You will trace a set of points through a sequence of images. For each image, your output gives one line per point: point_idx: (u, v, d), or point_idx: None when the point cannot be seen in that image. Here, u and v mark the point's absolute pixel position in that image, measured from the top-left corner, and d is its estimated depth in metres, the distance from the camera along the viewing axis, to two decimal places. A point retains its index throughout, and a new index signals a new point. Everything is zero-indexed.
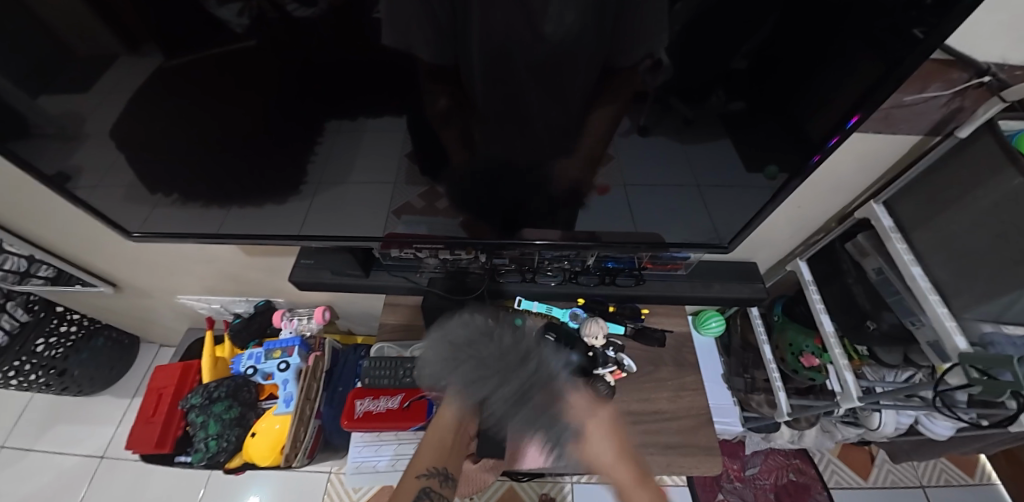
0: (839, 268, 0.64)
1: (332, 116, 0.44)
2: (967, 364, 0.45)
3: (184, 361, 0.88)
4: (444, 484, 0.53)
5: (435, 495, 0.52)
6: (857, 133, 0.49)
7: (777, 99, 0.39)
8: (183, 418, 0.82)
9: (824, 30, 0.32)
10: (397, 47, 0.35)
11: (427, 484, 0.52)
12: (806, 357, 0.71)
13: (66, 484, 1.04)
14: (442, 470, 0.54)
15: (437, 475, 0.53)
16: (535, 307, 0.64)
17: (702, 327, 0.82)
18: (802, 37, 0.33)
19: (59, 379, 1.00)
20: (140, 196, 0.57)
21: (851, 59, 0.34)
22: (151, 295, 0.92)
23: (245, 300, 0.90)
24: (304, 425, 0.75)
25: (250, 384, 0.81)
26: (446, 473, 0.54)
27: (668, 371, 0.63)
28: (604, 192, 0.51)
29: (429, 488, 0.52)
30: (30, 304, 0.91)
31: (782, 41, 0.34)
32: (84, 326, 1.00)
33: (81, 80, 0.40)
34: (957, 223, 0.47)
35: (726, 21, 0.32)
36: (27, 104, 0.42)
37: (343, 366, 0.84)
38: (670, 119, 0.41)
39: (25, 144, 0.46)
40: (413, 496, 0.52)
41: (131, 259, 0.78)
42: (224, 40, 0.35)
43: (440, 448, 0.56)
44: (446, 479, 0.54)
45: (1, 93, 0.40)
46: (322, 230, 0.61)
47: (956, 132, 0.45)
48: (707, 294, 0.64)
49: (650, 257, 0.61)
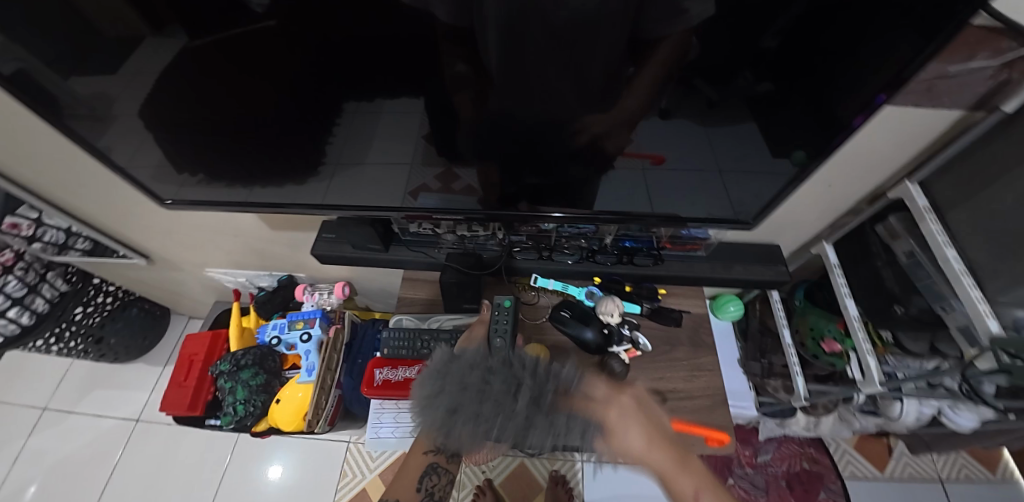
0: (869, 251, 0.62)
1: (351, 97, 0.44)
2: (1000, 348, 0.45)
3: (212, 330, 0.92)
4: (448, 461, 0.57)
5: (441, 470, 0.56)
6: (892, 107, 0.45)
7: (808, 81, 0.37)
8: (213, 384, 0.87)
9: (861, 8, 0.30)
10: (410, 22, 0.34)
11: (430, 463, 0.56)
12: (827, 342, 0.70)
13: (105, 444, 1.11)
14: None
15: (439, 454, 0.57)
16: (552, 285, 0.64)
17: (719, 311, 0.80)
18: (838, 16, 0.31)
19: (96, 346, 1.06)
20: (168, 175, 0.59)
21: (890, 47, 0.33)
22: (178, 268, 0.96)
23: (268, 274, 0.93)
24: (325, 394, 0.79)
25: (273, 353, 0.84)
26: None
27: (683, 351, 0.63)
28: (658, 162, 0.48)
29: (434, 465, 0.56)
30: (68, 275, 0.94)
31: (817, 20, 0.32)
32: (118, 297, 1.06)
33: (110, 62, 0.41)
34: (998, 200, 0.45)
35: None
36: (59, 85, 0.43)
37: (363, 338, 0.85)
38: (694, 102, 0.40)
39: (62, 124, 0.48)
40: (421, 472, 0.56)
41: (161, 231, 0.81)
42: (246, 20, 0.36)
43: None
44: (450, 457, 0.57)
45: (34, 74, 0.41)
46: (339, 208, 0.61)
47: (1001, 107, 0.42)
48: (727, 276, 0.62)
49: (669, 235, 0.62)
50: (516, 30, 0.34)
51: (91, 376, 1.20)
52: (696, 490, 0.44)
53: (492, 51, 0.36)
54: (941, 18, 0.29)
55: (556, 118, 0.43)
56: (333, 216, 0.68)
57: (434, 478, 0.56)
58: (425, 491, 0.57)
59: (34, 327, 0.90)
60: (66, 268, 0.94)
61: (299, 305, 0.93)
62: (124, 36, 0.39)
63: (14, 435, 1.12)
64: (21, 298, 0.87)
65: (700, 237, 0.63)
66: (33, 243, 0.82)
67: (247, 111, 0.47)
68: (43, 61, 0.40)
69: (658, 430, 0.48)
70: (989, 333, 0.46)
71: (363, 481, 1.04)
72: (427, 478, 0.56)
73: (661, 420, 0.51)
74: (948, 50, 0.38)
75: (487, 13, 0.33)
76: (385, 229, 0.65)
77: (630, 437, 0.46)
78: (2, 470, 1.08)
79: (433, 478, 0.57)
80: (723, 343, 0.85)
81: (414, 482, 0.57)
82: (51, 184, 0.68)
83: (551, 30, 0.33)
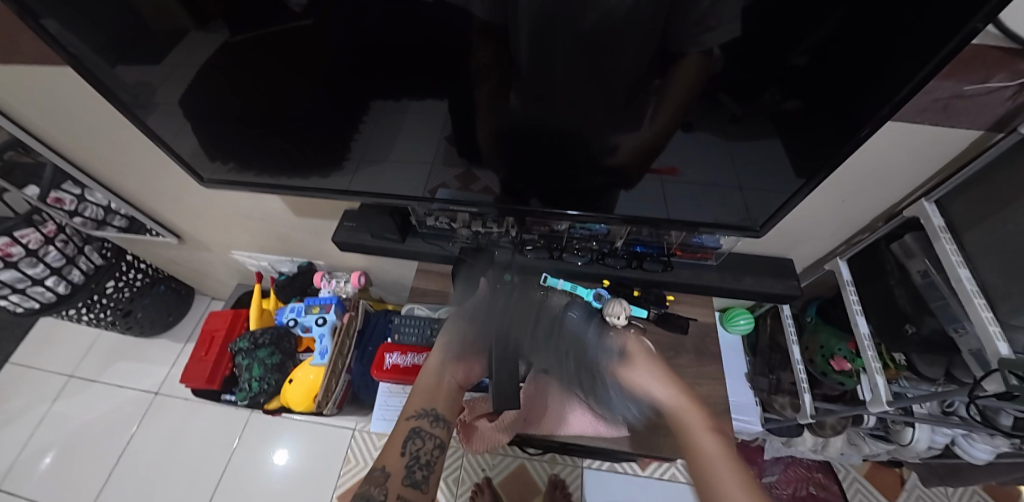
0: (883, 269, 0.60)
1: (377, 96, 0.46)
2: (1007, 370, 0.42)
3: (234, 309, 0.95)
4: (435, 424, 0.54)
5: (426, 434, 0.53)
6: (893, 125, 0.44)
7: (838, 100, 0.37)
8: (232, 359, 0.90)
9: (894, 27, 0.30)
10: (435, 24, 0.36)
11: (417, 424, 0.54)
12: (837, 360, 0.68)
13: (124, 414, 1.15)
14: (432, 411, 0.55)
15: (425, 415, 0.54)
16: (560, 285, 0.61)
17: (729, 324, 0.80)
18: (871, 36, 0.31)
19: (124, 319, 1.11)
20: (200, 161, 0.62)
21: (918, 64, 0.32)
22: (207, 249, 1.00)
23: (290, 260, 0.96)
24: (335, 377, 0.82)
25: (290, 335, 0.87)
26: (435, 414, 0.55)
27: (689, 359, 0.62)
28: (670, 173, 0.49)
29: (419, 428, 0.54)
30: (104, 250, 0.99)
31: (849, 38, 0.32)
32: (149, 274, 1.12)
33: (156, 50, 0.44)
34: (1012, 224, 0.44)
35: (787, 17, 0.31)
36: (106, 72, 0.46)
37: (374, 327, 0.88)
38: (716, 116, 0.40)
39: None
40: (405, 435, 0.53)
41: (196, 213, 0.85)
42: (284, 19, 0.38)
43: (429, 391, 0.57)
44: (436, 419, 0.54)
45: (83, 60, 0.44)
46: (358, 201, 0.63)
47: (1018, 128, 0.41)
48: (736, 287, 0.62)
49: (680, 242, 0.62)
50: (544, 35, 0.35)
51: (115, 348, 1.26)
52: (710, 426, 0.49)
53: (520, 53, 0.37)
54: (964, 29, 0.28)
55: (575, 124, 0.43)
56: (356, 206, 0.71)
57: (418, 441, 0.53)
58: (409, 457, 0.52)
59: (69, 296, 0.95)
60: (103, 243, 0.99)
61: (316, 291, 0.96)
62: (170, 26, 0.42)
63: (41, 399, 1.18)
64: (59, 269, 0.92)
65: (710, 247, 0.63)
66: (75, 217, 0.87)
67: (276, 103, 0.49)
68: (91, 48, 0.43)
69: (674, 378, 0.54)
70: (997, 356, 0.44)
71: (365, 469, 1.05)
72: (412, 442, 0.53)
73: (660, 369, 0.55)
74: (973, 70, 0.38)
75: (514, 16, 0.34)
76: (404, 220, 0.67)
77: (646, 380, 0.54)
78: (27, 431, 1.13)
79: (418, 442, 0.53)
80: (731, 357, 0.83)
81: (399, 447, 0.52)
82: (99, 159, 0.72)
83: (578, 34, 0.34)
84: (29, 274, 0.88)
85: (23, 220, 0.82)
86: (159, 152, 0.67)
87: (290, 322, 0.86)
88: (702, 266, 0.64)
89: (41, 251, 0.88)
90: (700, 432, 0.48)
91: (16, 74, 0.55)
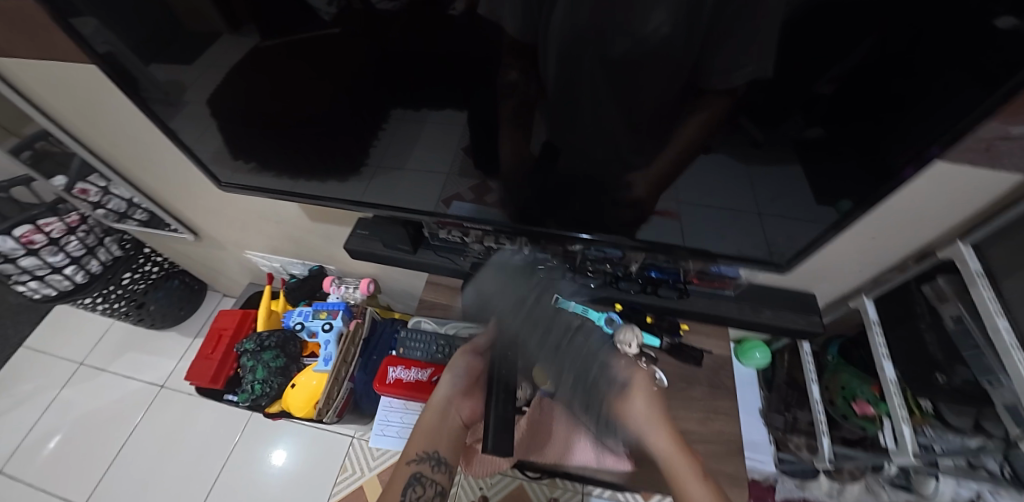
0: (912, 311, 0.58)
1: (398, 104, 0.46)
2: None
3: (244, 309, 0.96)
4: (438, 468, 0.55)
5: (427, 481, 0.55)
6: (941, 161, 0.43)
7: (864, 129, 0.35)
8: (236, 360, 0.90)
9: (924, 59, 0.29)
10: (461, 39, 0.36)
11: (418, 470, 0.54)
12: (859, 403, 0.65)
13: (129, 404, 1.17)
14: (434, 456, 0.55)
15: (427, 460, 0.55)
16: (571, 306, 0.59)
17: (743, 357, 0.78)
18: (899, 68, 0.30)
19: (137, 310, 1.13)
20: (224, 160, 0.63)
21: (949, 98, 0.30)
22: (222, 247, 1.01)
23: (301, 263, 0.96)
24: (337, 384, 0.80)
25: (296, 338, 0.88)
26: (437, 458, 0.55)
27: (700, 391, 0.61)
28: (669, 217, 0.51)
29: (420, 474, 0.55)
30: (123, 242, 1.03)
31: (877, 70, 0.31)
32: (164, 267, 1.14)
33: (190, 52, 0.45)
34: None
35: (812, 47, 0.31)
36: (140, 70, 0.48)
37: (379, 336, 0.88)
38: (738, 140, 0.40)
39: None
40: (406, 481, 0.55)
41: (213, 212, 0.87)
42: (314, 26, 0.39)
43: (433, 433, 0.57)
44: (438, 464, 0.55)
45: (120, 58, 0.46)
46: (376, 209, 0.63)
47: None
48: (755, 319, 0.60)
49: (696, 270, 0.60)
50: (567, 59, 0.35)
51: (126, 338, 1.28)
52: (695, 471, 0.50)
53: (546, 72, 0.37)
54: (1010, 79, 0.27)
55: (596, 147, 0.43)
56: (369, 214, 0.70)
57: (419, 488, 0.54)
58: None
59: (86, 286, 0.97)
60: (122, 235, 1.02)
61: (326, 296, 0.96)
62: (204, 29, 0.43)
63: (51, 383, 1.20)
64: (79, 258, 0.94)
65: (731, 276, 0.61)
66: (99, 209, 0.90)
67: (300, 107, 0.50)
68: (128, 47, 0.45)
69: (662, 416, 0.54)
70: None
71: (362, 478, 1.03)
72: (412, 488, 0.54)
73: (656, 406, 0.55)
74: None
75: (542, 32, 0.34)
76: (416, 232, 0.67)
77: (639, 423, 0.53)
78: (35, 415, 1.15)
79: (418, 488, 0.54)
80: (745, 391, 0.83)
81: (400, 491, 0.54)
82: (123, 156, 0.75)
83: (602, 54, 0.34)
84: (48, 262, 0.90)
85: (46, 209, 0.88)
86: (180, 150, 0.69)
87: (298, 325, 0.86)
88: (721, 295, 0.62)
89: (62, 240, 0.91)
90: (687, 481, 0.49)
91: (50, 69, 0.57)
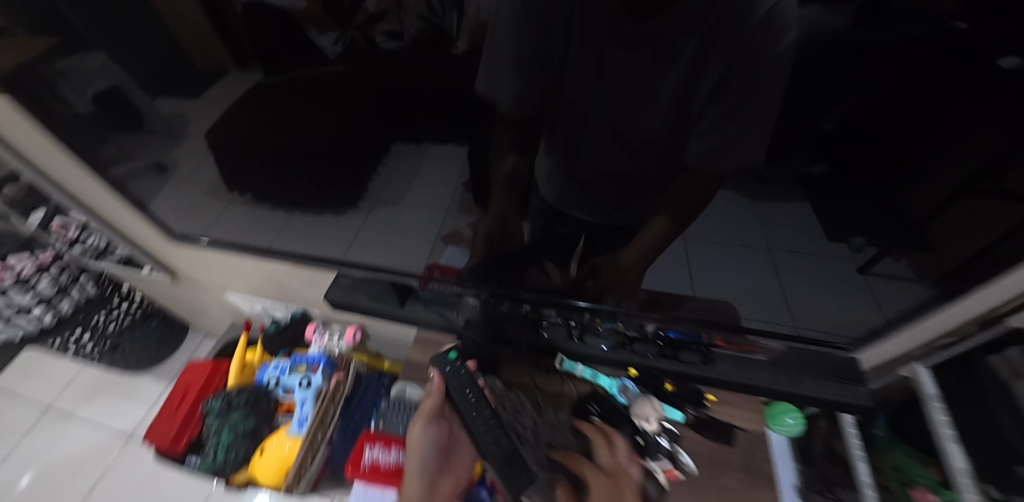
0: (984, 388, 0.47)
1: (398, 138, 0.45)
2: None
3: (215, 361, 0.91)
4: None
5: None
6: None
7: (874, 163, 0.34)
8: (200, 420, 0.84)
9: (938, 92, 0.28)
10: (465, 75, 0.37)
11: None
12: (918, 491, 0.52)
13: (93, 455, 1.10)
14: None
15: None
16: (580, 370, 0.66)
17: (774, 422, 0.60)
18: (913, 102, 0.29)
19: (110, 353, 1.07)
20: (218, 194, 0.60)
21: (964, 129, 0.30)
22: (201, 288, 0.98)
23: (285, 306, 0.93)
24: (311, 452, 0.73)
25: (269, 396, 0.82)
26: None
27: (734, 478, 0.56)
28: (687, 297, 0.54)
29: None
30: (99, 280, 1.00)
31: (887, 103, 0.30)
32: (140, 306, 1.09)
33: (194, 89, 0.46)
34: None
35: (817, 78, 0.30)
36: (148, 104, 0.49)
37: (365, 391, 0.84)
38: (743, 174, 0.38)
39: (138, 136, 0.54)
40: None
41: (193, 253, 0.85)
42: (319, 64, 0.39)
43: None
44: None
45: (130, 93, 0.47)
46: (366, 257, 0.63)
47: None
48: (794, 391, 0.55)
49: (721, 336, 0.58)
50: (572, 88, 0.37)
51: (96, 384, 1.23)
52: None
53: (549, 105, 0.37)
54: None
55: None
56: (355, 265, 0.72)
57: None
58: None
59: None
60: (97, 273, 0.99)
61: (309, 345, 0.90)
62: (212, 65, 0.44)
63: (15, 430, 1.16)
64: None
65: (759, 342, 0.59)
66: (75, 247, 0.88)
67: (296, 142, 0.48)
68: (139, 80, 0.46)
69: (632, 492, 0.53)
70: None
71: None
72: None
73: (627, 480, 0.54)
74: None
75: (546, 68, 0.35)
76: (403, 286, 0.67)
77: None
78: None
79: None
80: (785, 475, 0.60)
81: None
82: (95, 196, 0.73)
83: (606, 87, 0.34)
84: None
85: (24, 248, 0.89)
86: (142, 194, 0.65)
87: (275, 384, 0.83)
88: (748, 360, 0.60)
89: None
90: None
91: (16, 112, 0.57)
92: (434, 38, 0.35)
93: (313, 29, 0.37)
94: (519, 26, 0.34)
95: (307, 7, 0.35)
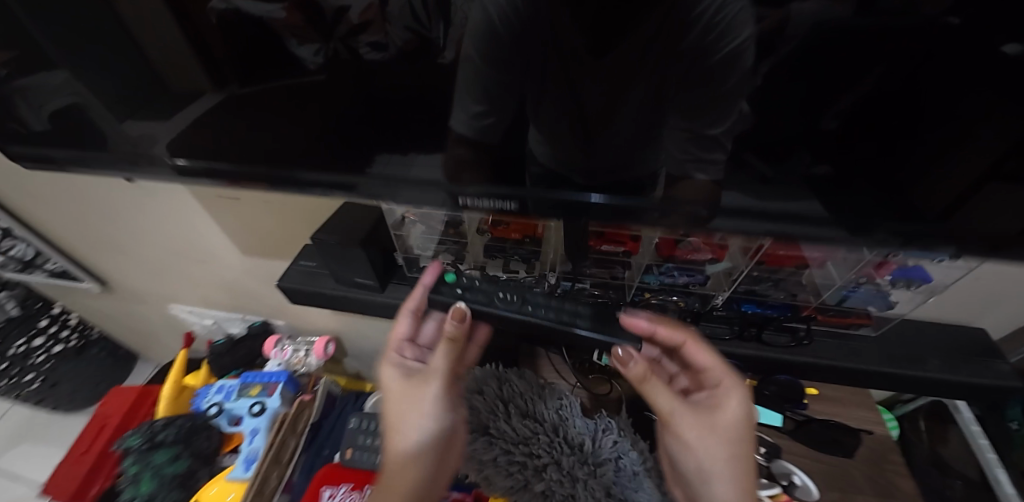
0: None
1: (381, 146, 0.44)
2: None
3: (142, 388, 0.95)
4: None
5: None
6: None
7: (880, 158, 0.34)
8: (114, 463, 0.87)
9: (953, 79, 0.28)
10: (450, 78, 0.37)
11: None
12: None
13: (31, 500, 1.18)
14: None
15: None
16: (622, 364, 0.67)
17: None
18: (919, 92, 0.29)
19: (48, 389, 1.16)
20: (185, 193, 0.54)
21: (972, 112, 0.29)
22: (138, 299, 1.07)
23: (240, 318, 1.00)
24: (261, 481, 0.69)
25: (209, 429, 0.80)
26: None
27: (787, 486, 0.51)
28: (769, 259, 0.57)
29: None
30: (24, 300, 1.06)
31: (891, 94, 0.30)
32: (75, 330, 1.17)
33: (175, 104, 0.46)
34: None
35: (817, 78, 0.30)
36: (117, 127, 0.51)
37: (333, 417, 0.86)
38: (745, 174, 0.38)
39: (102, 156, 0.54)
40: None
41: (119, 249, 0.91)
42: (299, 74, 0.40)
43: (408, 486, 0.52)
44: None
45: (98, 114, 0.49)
46: (333, 236, 0.60)
47: None
48: (925, 374, 0.54)
49: (814, 304, 0.59)
50: (554, 93, 0.36)
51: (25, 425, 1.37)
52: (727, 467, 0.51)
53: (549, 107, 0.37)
54: None
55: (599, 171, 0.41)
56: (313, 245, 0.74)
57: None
58: None
59: None
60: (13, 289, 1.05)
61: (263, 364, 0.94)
62: (189, 79, 0.44)
63: None
64: None
65: (864, 311, 0.58)
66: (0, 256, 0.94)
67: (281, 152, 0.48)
68: (104, 100, 0.49)
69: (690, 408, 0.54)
70: None
71: None
72: None
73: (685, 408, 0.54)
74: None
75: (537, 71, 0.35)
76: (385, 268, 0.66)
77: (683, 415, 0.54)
78: None
79: None
80: None
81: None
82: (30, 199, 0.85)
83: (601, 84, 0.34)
84: None
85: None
86: (107, 188, 0.76)
87: (211, 407, 0.81)
88: (851, 334, 0.59)
89: None
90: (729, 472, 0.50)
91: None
92: (421, 48, 0.34)
93: (291, 40, 0.37)
94: (489, 31, 0.33)
95: (287, 16, 0.35)
